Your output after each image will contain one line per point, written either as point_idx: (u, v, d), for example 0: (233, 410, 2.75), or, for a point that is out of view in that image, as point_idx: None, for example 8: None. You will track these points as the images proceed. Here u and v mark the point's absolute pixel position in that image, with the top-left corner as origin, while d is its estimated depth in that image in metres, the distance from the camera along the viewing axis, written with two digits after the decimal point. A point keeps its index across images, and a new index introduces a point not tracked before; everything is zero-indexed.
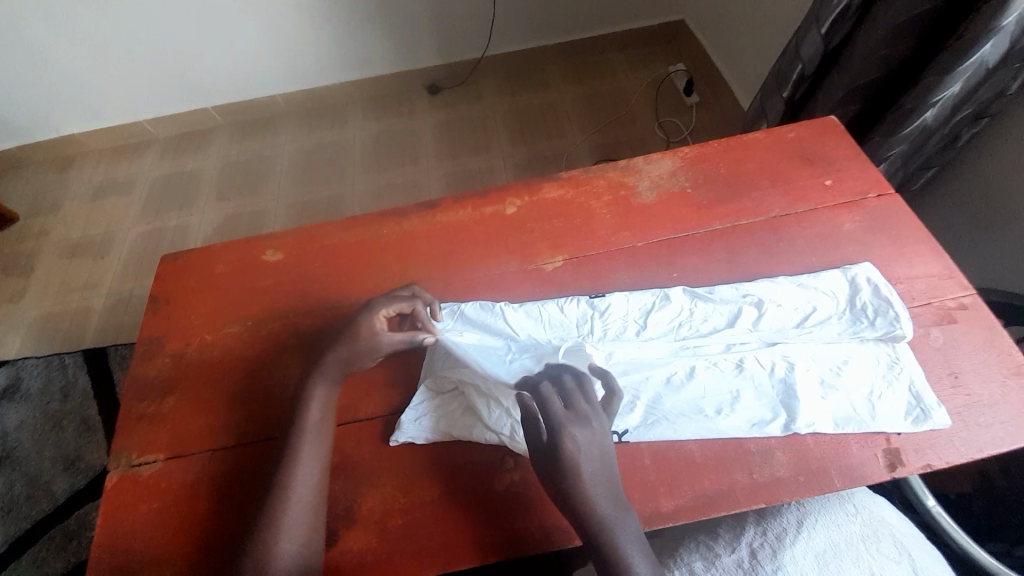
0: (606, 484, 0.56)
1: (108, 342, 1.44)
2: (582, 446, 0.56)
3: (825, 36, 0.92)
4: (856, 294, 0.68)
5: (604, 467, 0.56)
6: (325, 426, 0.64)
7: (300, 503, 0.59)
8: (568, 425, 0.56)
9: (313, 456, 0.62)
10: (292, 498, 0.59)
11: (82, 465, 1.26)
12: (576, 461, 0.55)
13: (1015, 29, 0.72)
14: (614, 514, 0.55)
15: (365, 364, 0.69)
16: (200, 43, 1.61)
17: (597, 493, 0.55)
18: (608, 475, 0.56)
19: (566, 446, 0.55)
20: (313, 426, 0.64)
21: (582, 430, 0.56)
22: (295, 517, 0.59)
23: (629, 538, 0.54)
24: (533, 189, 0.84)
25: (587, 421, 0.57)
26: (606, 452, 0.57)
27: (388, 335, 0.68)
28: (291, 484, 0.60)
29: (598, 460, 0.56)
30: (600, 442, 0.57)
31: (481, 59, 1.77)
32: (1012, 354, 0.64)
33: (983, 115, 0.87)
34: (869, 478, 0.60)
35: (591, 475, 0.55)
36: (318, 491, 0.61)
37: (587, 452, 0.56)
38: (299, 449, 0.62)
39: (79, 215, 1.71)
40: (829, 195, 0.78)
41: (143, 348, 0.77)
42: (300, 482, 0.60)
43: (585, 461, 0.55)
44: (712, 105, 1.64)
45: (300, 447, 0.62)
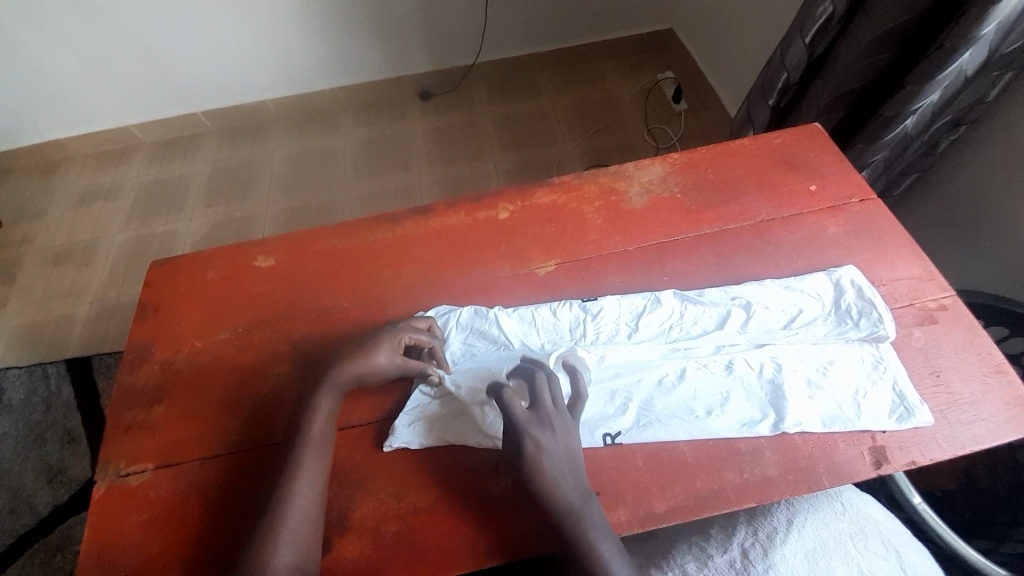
0: (572, 480, 0.58)
1: (93, 350, 1.42)
2: (543, 445, 0.58)
3: (809, 46, 0.95)
4: (841, 295, 0.70)
5: (570, 463, 0.59)
6: (324, 434, 0.64)
7: (301, 513, 0.59)
8: (532, 426, 0.59)
9: (316, 467, 0.62)
10: (291, 507, 0.59)
11: (66, 477, 1.24)
12: (539, 460, 0.58)
13: (992, 40, 0.75)
14: (581, 504, 0.57)
15: (371, 382, 0.68)
16: (189, 47, 1.60)
17: (563, 488, 0.57)
18: (571, 470, 0.59)
19: (527, 445, 0.58)
20: (312, 435, 0.63)
21: (545, 429, 0.59)
22: (293, 525, 0.58)
23: (596, 526, 0.57)
24: (526, 194, 0.85)
25: (549, 421, 0.59)
26: (570, 448, 0.59)
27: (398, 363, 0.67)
28: (292, 494, 0.59)
29: (562, 458, 0.58)
30: (564, 440, 0.59)
31: (472, 65, 1.78)
32: (991, 353, 0.66)
33: (961, 123, 0.90)
34: (855, 476, 0.61)
35: (555, 473, 0.58)
36: (317, 501, 0.61)
37: (551, 450, 0.58)
38: (301, 458, 0.61)
39: (63, 222, 1.68)
40: (813, 200, 0.80)
41: (131, 356, 0.76)
42: (300, 491, 0.60)
43: (548, 459, 0.58)
44: (700, 112, 1.67)
45: (304, 457, 0.61)
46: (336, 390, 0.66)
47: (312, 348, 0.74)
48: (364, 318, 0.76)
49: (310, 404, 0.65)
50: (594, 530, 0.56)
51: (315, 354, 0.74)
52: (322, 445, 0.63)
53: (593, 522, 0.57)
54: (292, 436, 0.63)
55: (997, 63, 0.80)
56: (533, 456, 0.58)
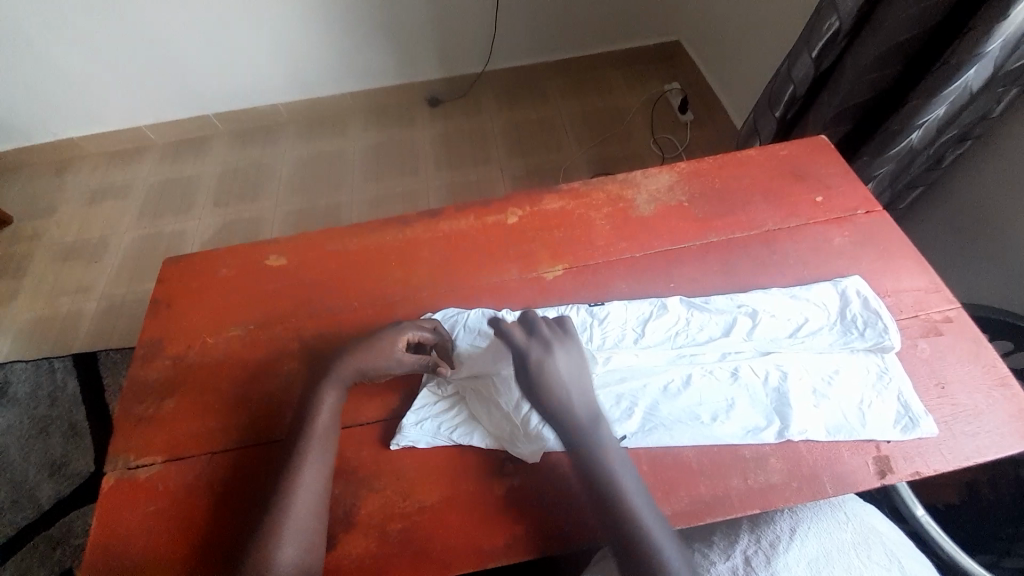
0: (584, 405, 0.61)
1: (99, 346, 1.43)
2: (548, 364, 0.62)
3: (815, 59, 0.96)
4: (846, 305, 0.70)
5: (580, 388, 0.62)
6: (332, 431, 0.65)
7: (305, 507, 0.59)
8: (535, 350, 0.62)
9: (322, 462, 0.62)
10: (297, 501, 0.59)
11: (69, 472, 1.24)
12: (549, 381, 0.61)
13: (998, 56, 0.76)
14: (603, 442, 0.59)
15: (370, 377, 0.69)
16: (204, 50, 1.63)
17: (578, 415, 0.60)
18: (580, 388, 0.62)
19: (533, 366, 0.62)
20: (321, 430, 0.64)
21: (549, 353, 0.62)
22: (300, 519, 0.59)
23: (622, 472, 0.58)
24: (534, 200, 0.86)
25: (551, 344, 0.63)
26: (574, 366, 0.63)
27: (405, 358, 0.69)
28: (296, 487, 0.60)
29: (571, 379, 0.62)
30: (569, 362, 0.63)
31: (481, 73, 1.81)
32: (996, 365, 0.66)
33: (966, 138, 0.91)
34: (858, 485, 0.61)
35: (567, 395, 0.61)
36: (322, 496, 0.61)
37: (559, 372, 0.62)
38: (309, 454, 0.62)
39: (74, 219, 1.70)
40: (819, 211, 0.81)
41: (142, 351, 0.77)
42: (306, 485, 0.60)
43: (558, 381, 0.61)
44: (706, 123, 1.68)
45: (308, 451, 0.62)
46: (345, 387, 0.67)
47: (322, 346, 0.75)
48: (372, 318, 0.77)
49: (314, 397, 0.66)
50: (624, 481, 0.58)
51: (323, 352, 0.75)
52: (327, 440, 0.64)
53: (621, 470, 0.58)
54: (297, 428, 0.64)
55: (1003, 79, 0.81)
56: (542, 378, 0.61)
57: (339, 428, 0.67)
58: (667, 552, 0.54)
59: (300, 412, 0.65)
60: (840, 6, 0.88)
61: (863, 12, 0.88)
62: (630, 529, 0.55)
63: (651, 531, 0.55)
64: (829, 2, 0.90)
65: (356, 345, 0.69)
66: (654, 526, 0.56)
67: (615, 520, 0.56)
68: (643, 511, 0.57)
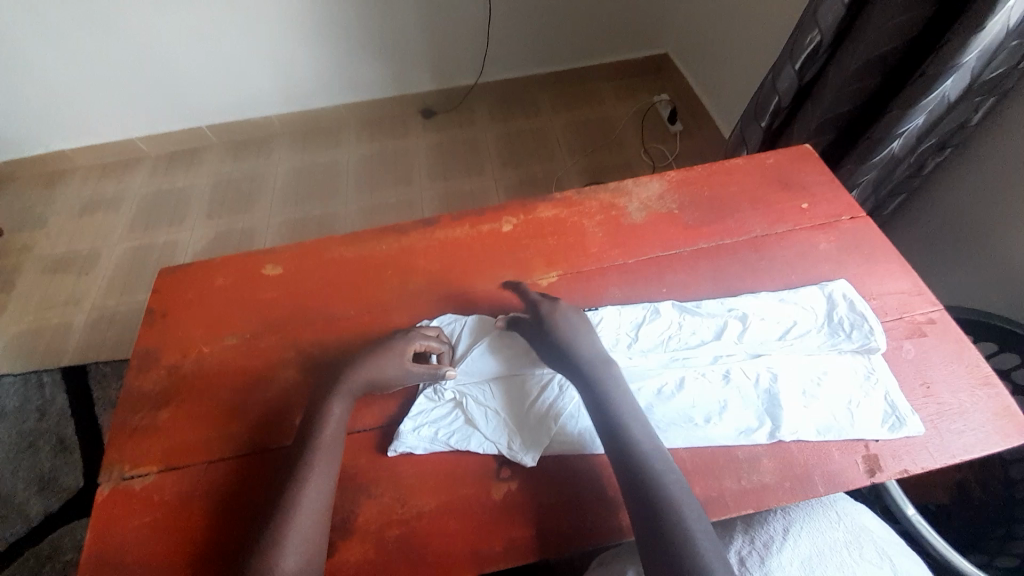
0: (599, 360, 0.66)
1: (89, 359, 1.41)
2: (557, 312, 0.70)
3: (798, 71, 0.99)
4: (833, 308, 0.72)
5: (594, 345, 0.67)
6: (338, 440, 0.65)
7: (309, 517, 0.59)
8: (547, 304, 0.71)
9: (326, 473, 0.62)
10: (301, 513, 0.59)
11: (57, 487, 1.22)
12: (562, 332, 0.68)
13: (973, 68, 0.79)
14: (622, 401, 0.62)
15: (380, 389, 0.69)
16: (199, 63, 1.64)
17: (594, 370, 0.64)
18: (588, 334, 0.68)
19: (544, 312, 0.70)
20: (325, 441, 0.64)
21: (562, 309, 0.70)
22: (303, 530, 0.58)
23: (646, 440, 0.59)
24: (528, 208, 0.88)
25: (564, 304, 0.71)
26: (581, 318, 0.70)
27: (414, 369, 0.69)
28: (299, 497, 0.60)
29: (583, 335, 0.68)
30: (582, 322, 0.69)
31: (474, 85, 1.84)
32: (978, 365, 0.68)
33: (946, 146, 0.95)
34: (849, 484, 0.62)
35: (581, 349, 0.66)
36: (325, 507, 0.61)
37: (569, 320, 0.69)
38: (311, 462, 0.62)
39: (64, 231, 1.69)
40: (805, 217, 0.83)
41: (137, 361, 0.77)
42: (311, 497, 0.60)
43: (571, 335, 0.68)
44: (695, 133, 1.72)
45: (315, 462, 0.62)
46: (354, 398, 0.68)
47: (320, 353, 0.76)
48: (370, 325, 0.78)
49: (322, 409, 0.66)
50: (650, 452, 0.58)
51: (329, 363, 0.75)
52: (332, 452, 0.64)
53: (647, 441, 0.59)
54: (303, 441, 0.64)
55: (979, 89, 0.84)
56: (555, 329, 0.68)
57: (346, 435, 0.67)
58: (694, 528, 0.53)
59: (307, 423, 0.65)
60: (821, 20, 0.92)
61: (843, 27, 0.92)
62: (656, 500, 0.55)
63: (676, 501, 0.55)
64: (810, 17, 0.94)
65: (366, 355, 0.69)
66: (681, 498, 0.55)
67: (639, 490, 0.56)
68: (669, 480, 0.56)
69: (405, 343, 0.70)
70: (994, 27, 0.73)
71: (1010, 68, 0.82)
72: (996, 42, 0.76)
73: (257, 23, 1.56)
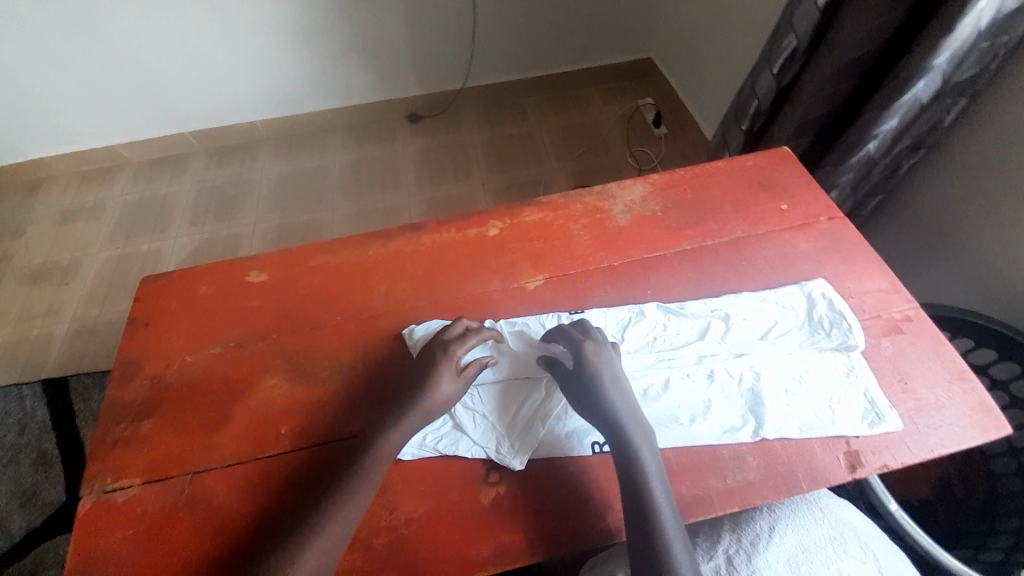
0: (628, 411, 0.63)
1: (70, 371, 1.38)
2: (599, 356, 0.66)
3: (777, 75, 1.02)
4: (812, 307, 0.73)
5: (626, 396, 0.64)
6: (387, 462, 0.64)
7: (331, 539, 0.59)
8: (591, 346, 0.67)
9: (362, 497, 0.62)
10: (322, 534, 0.59)
11: (39, 502, 1.19)
12: (601, 384, 0.64)
13: (944, 71, 0.81)
14: (640, 441, 0.61)
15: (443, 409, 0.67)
16: (181, 68, 1.62)
17: (621, 416, 0.62)
18: (625, 390, 0.65)
19: (586, 355, 0.66)
20: (368, 474, 0.62)
21: (605, 355, 0.67)
22: (317, 552, 0.58)
23: (653, 470, 0.60)
24: (514, 212, 0.88)
25: (606, 345, 0.68)
26: (619, 370, 0.66)
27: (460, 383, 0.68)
28: (328, 521, 0.60)
29: (618, 385, 0.65)
30: (618, 370, 0.66)
31: (460, 90, 1.85)
32: (954, 360, 0.70)
33: (920, 147, 0.97)
34: (831, 480, 0.64)
35: (613, 398, 0.64)
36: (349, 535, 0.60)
37: (608, 370, 0.66)
38: (358, 484, 0.62)
39: (44, 240, 1.66)
40: (785, 218, 0.85)
41: (119, 371, 0.76)
42: (339, 524, 0.60)
43: (608, 387, 0.64)
44: (679, 136, 1.74)
45: (357, 487, 0.62)
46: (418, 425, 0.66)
47: (308, 360, 0.75)
48: (356, 332, 0.77)
49: (384, 430, 0.65)
50: (653, 482, 0.59)
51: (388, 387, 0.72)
52: (374, 481, 0.63)
53: (652, 469, 0.60)
54: (357, 458, 0.64)
55: (951, 91, 0.86)
56: (594, 376, 0.65)
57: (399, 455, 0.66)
58: (677, 551, 0.56)
59: (364, 443, 0.65)
60: (797, 26, 0.94)
61: (819, 31, 0.94)
62: (651, 523, 0.57)
63: (666, 526, 0.57)
64: (787, 22, 0.96)
65: (417, 380, 0.68)
66: (671, 524, 0.57)
67: (637, 513, 0.58)
68: (663, 507, 0.58)
69: (449, 363, 0.68)
70: (963, 30, 0.75)
71: (982, 70, 0.84)
72: (966, 45, 0.78)
73: (239, 27, 1.55)
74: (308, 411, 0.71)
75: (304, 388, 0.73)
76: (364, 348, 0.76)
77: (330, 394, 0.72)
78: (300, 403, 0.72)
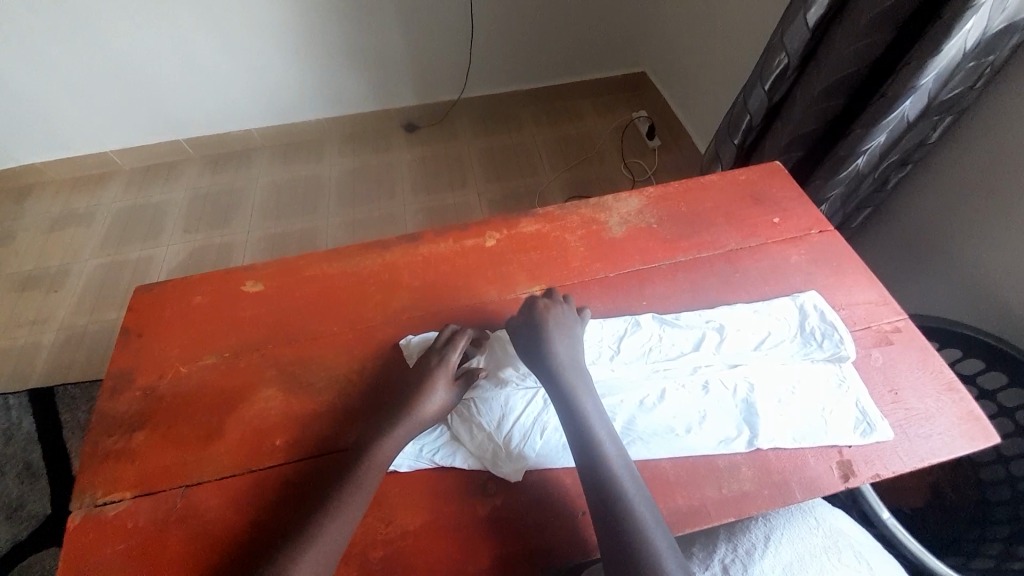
0: (569, 361, 0.67)
1: (57, 381, 1.36)
2: (553, 309, 0.72)
3: (768, 92, 1.04)
4: (805, 319, 0.75)
5: (571, 349, 0.69)
6: (378, 473, 0.63)
7: (321, 554, 0.58)
8: (546, 301, 0.73)
9: (355, 510, 0.61)
10: (311, 550, 0.58)
11: (23, 514, 1.17)
12: (549, 332, 0.69)
13: (931, 89, 0.83)
14: (585, 397, 0.64)
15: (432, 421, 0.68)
16: (177, 77, 1.63)
17: (562, 363, 0.67)
18: (573, 344, 0.69)
19: (541, 306, 0.72)
20: (361, 486, 0.62)
21: (556, 309, 0.72)
22: (306, 569, 0.57)
23: (594, 412, 0.63)
24: (511, 223, 0.89)
25: (559, 304, 0.73)
26: (572, 330, 0.71)
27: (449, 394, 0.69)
28: (318, 536, 0.59)
29: (567, 338, 0.69)
30: (570, 327, 0.71)
31: (456, 101, 1.87)
32: (942, 371, 0.72)
33: (907, 162, 0.99)
34: (825, 489, 0.65)
35: (559, 347, 0.68)
36: (341, 550, 0.60)
37: (558, 323, 0.70)
38: (350, 496, 0.62)
39: (33, 247, 1.64)
40: (776, 231, 0.87)
41: (111, 383, 0.75)
42: (330, 539, 0.59)
43: (554, 336, 0.69)
44: (672, 148, 1.77)
45: (350, 500, 0.61)
46: (411, 436, 0.66)
47: (303, 370, 0.75)
48: (353, 342, 0.77)
49: (377, 442, 0.65)
50: (631, 494, 0.58)
51: (382, 396, 0.72)
52: (366, 492, 0.62)
53: (629, 482, 0.59)
54: (348, 471, 0.63)
55: (936, 109, 0.89)
56: (544, 326, 0.69)
57: (384, 473, 0.65)
58: (625, 481, 0.59)
59: (356, 455, 0.64)
60: (788, 44, 0.97)
61: (810, 49, 0.97)
62: (599, 457, 0.60)
63: (611, 459, 0.60)
64: (778, 40, 0.98)
65: (411, 387, 0.68)
66: (615, 457, 0.60)
67: (584, 447, 0.60)
68: (607, 441, 0.61)
69: (444, 372, 0.69)
70: (951, 49, 0.77)
71: (967, 89, 0.86)
72: (952, 64, 0.80)
73: (237, 36, 1.56)
74: (301, 423, 0.70)
75: (298, 399, 0.72)
76: (360, 360, 0.76)
77: (324, 404, 0.72)
78: (294, 414, 0.71)
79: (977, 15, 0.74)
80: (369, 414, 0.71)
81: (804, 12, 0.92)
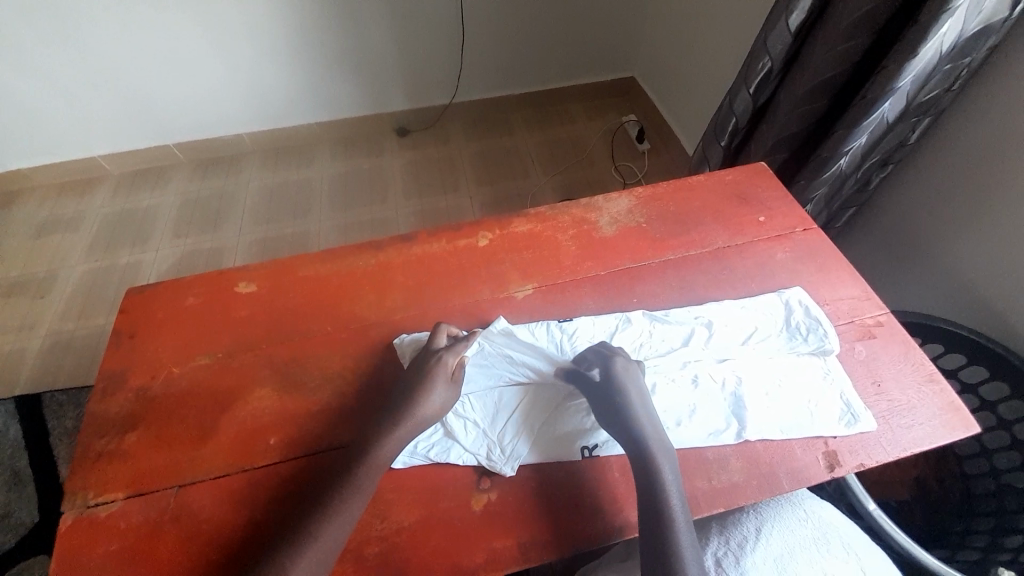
0: (650, 422, 0.64)
1: (44, 387, 1.34)
2: (628, 367, 0.68)
3: (753, 95, 1.06)
4: (790, 314, 0.77)
5: (646, 408, 0.66)
6: (376, 473, 0.64)
7: (315, 555, 0.58)
8: (621, 360, 0.68)
9: (351, 513, 0.61)
10: (308, 551, 0.58)
11: (9, 523, 1.15)
12: (626, 393, 0.66)
13: (908, 92, 0.86)
14: (663, 461, 0.62)
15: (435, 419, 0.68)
16: (167, 81, 1.63)
17: (641, 426, 0.64)
18: (647, 405, 0.66)
19: (617, 362, 0.68)
20: (361, 484, 0.62)
21: (629, 369, 0.68)
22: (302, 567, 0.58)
23: (670, 477, 0.61)
24: (504, 223, 0.90)
25: (630, 362, 0.69)
26: (642, 388, 0.67)
27: (447, 391, 0.69)
28: (316, 537, 0.59)
29: (640, 397, 0.66)
30: (641, 384, 0.67)
31: (447, 105, 1.88)
32: (924, 363, 0.74)
33: (888, 163, 1.02)
34: (811, 479, 0.66)
35: (638, 409, 0.65)
36: (335, 553, 0.60)
37: (633, 383, 0.67)
38: (348, 500, 0.62)
39: (19, 253, 1.62)
40: (763, 230, 0.89)
41: (102, 384, 0.74)
42: (327, 541, 0.59)
43: (632, 396, 0.66)
44: (662, 151, 1.80)
45: (348, 501, 0.61)
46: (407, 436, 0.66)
47: (298, 371, 0.75)
48: (348, 342, 0.78)
49: (375, 442, 0.65)
50: (687, 551, 0.57)
51: (381, 396, 0.73)
52: (364, 492, 0.62)
53: (688, 545, 0.58)
54: (347, 469, 0.63)
55: (916, 109, 0.91)
56: (620, 387, 0.66)
57: (382, 472, 0.65)
58: (685, 543, 0.57)
59: (355, 455, 0.65)
60: (771, 48, 0.99)
61: (792, 52, 1.00)
62: (660, 508, 0.59)
63: (677, 525, 0.58)
64: (761, 45, 1.01)
65: (408, 385, 0.68)
66: (682, 521, 0.59)
67: (651, 508, 0.59)
68: (676, 508, 0.59)
69: (442, 372, 0.69)
70: (927, 53, 0.80)
71: (944, 91, 0.89)
72: (929, 66, 0.83)
73: (230, 38, 1.56)
74: (296, 422, 0.71)
75: (292, 399, 0.73)
76: (354, 361, 0.76)
77: (320, 403, 0.72)
78: (289, 414, 0.71)
79: (952, 18, 0.77)
80: (366, 414, 0.71)
81: (786, 17, 0.94)
